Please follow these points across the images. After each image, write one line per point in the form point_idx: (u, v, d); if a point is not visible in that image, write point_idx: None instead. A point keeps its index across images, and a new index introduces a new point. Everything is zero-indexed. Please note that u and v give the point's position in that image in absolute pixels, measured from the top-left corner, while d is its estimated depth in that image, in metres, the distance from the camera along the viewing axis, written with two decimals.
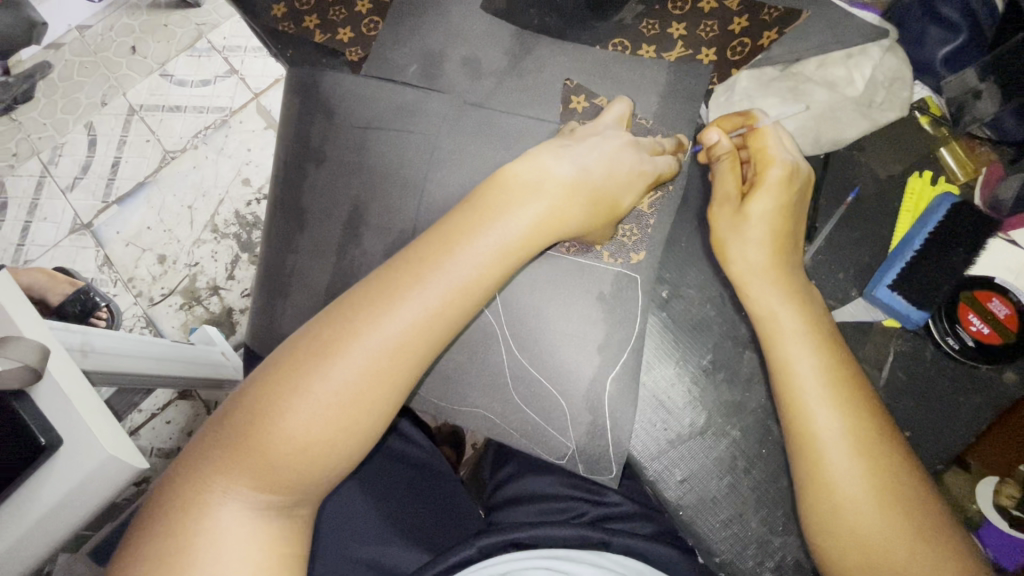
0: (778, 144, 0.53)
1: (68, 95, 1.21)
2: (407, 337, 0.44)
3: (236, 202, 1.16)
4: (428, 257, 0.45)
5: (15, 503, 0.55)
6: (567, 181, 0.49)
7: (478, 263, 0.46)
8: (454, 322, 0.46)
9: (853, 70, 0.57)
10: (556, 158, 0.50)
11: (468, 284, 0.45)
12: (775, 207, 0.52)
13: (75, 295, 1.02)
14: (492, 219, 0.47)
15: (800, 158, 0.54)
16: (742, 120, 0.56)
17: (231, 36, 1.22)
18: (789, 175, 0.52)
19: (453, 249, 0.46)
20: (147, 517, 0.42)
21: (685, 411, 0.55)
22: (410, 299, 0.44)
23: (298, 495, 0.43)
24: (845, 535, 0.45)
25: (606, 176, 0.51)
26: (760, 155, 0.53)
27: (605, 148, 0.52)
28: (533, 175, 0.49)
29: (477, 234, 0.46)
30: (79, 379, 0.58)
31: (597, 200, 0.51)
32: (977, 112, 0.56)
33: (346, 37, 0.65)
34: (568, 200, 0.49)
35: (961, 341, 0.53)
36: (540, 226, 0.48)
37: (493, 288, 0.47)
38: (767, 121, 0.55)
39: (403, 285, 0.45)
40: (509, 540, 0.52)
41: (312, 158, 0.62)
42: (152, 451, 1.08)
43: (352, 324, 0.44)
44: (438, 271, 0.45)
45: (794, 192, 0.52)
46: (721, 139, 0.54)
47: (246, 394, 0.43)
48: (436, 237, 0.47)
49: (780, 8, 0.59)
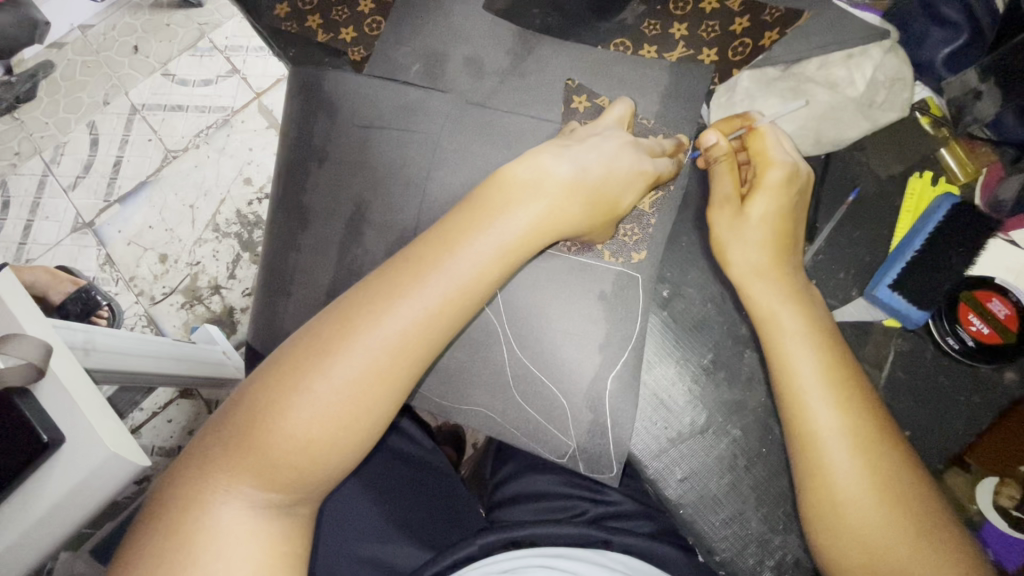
0: (776, 143, 0.54)
1: (71, 95, 1.21)
2: (407, 336, 0.44)
3: (238, 201, 1.17)
4: (429, 257, 0.46)
5: (20, 499, 0.56)
6: (567, 182, 0.49)
7: (479, 263, 0.46)
8: (454, 321, 0.46)
9: (854, 71, 0.56)
10: (555, 157, 0.50)
11: (468, 283, 0.45)
12: (776, 209, 0.53)
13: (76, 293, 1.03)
14: (491, 218, 0.47)
15: (799, 158, 0.54)
16: (741, 120, 0.56)
17: (234, 36, 1.22)
18: (788, 177, 0.52)
19: (453, 249, 0.46)
20: (148, 515, 0.42)
21: (685, 410, 0.55)
22: (411, 299, 0.44)
23: (299, 494, 0.43)
24: (845, 535, 0.45)
25: (604, 176, 0.51)
26: (760, 156, 0.54)
27: (603, 148, 0.52)
28: (532, 175, 0.49)
29: (477, 234, 0.46)
30: (81, 377, 0.59)
31: (595, 201, 0.51)
32: (977, 113, 0.56)
33: (350, 37, 0.65)
34: (567, 201, 0.49)
35: (961, 341, 0.53)
36: (540, 226, 0.48)
37: (493, 287, 0.47)
38: (763, 121, 0.56)
39: (403, 285, 0.45)
40: (510, 539, 0.52)
41: (315, 158, 0.62)
42: (152, 450, 1.08)
43: (352, 323, 0.44)
44: (439, 271, 0.45)
45: (795, 193, 0.53)
46: (718, 141, 0.54)
47: (248, 393, 0.44)
48: (437, 236, 0.47)
49: (781, 8, 0.60)
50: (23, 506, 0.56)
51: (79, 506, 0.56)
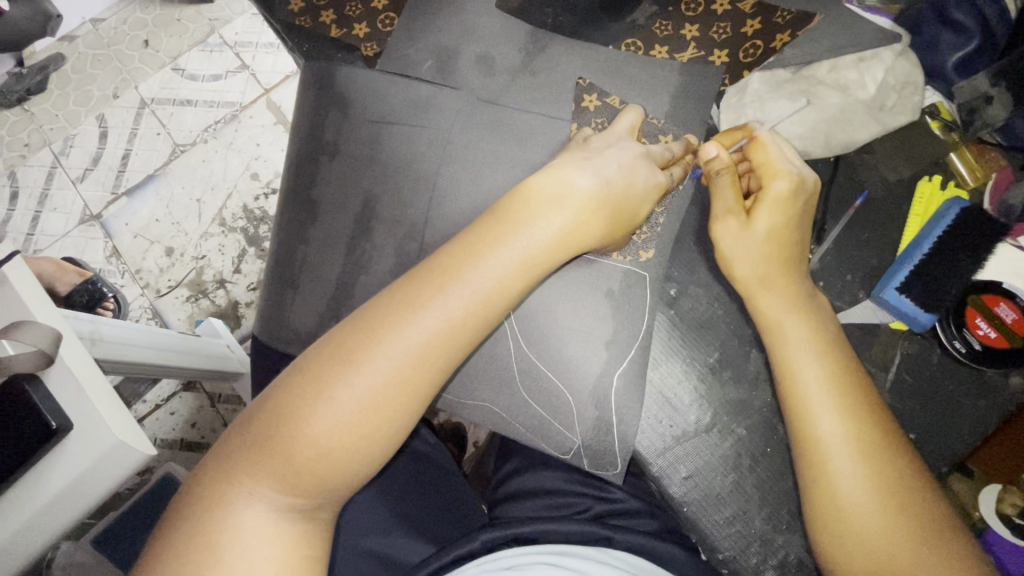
0: (780, 153, 0.53)
1: (80, 87, 1.22)
2: (430, 346, 0.44)
3: (245, 196, 1.17)
4: (452, 267, 0.46)
5: (28, 485, 0.56)
6: (592, 194, 0.49)
7: (501, 274, 0.46)
8: (476, 331, 0.46)
9: (864, 74, 0.57)
10: (579, 170, 0.50)
11: (491, 294, 0.46)
12: (782, 220, 0.53)
13: (84, 284, 1.04)
14: (515, 230, 0.47)
15: (804, 166, 0.54)
16: (741, 133, 0.56)
17: (243, 32, 1.23)
18: (795, 188, 0.52)
19: (475, 259, 0.46)
20: (170, 518, 0.42)
21: (691, 408, 0.55)
22: (433, 308, 0.45)
23: (319, 498, 0.44)
24: (854, 545, 0.46)
25: (626, 187, 0.51)
26: (765, 168, 0.53)
27: (621, 159, 0.52)
28: (557, 187, 0.49)
29: (500, 245, 0.47)
30: (90, 366, 0.59)
31: (619, 213, 0.51)
32: (988, 117, 0.56)
33: (363, 33, 0.66)
34: (591, 213, 0.49)
35: (968, 345, 0.53)
36: (564, 239, 0.49)
37: (515, 299, 0.48)
38: (762, 130, 0.56)
39: (426, 294, 0.45)
40: (512, 535, 0.53)
41: (326, 152, 0.63)
42: (155, 442, 1.08)
43: (375, 332, 0.44)
44: (461, 281, 0.45)
45: (800, 204, 0.53)
46: (720, 153, 0.53)
47: (271, 398, 0.44)
48: (460, 246, 0.47)
49: (794, 11, 0.58)
50: (31, 491, 0.56)
51: (85, 493, 0.57)
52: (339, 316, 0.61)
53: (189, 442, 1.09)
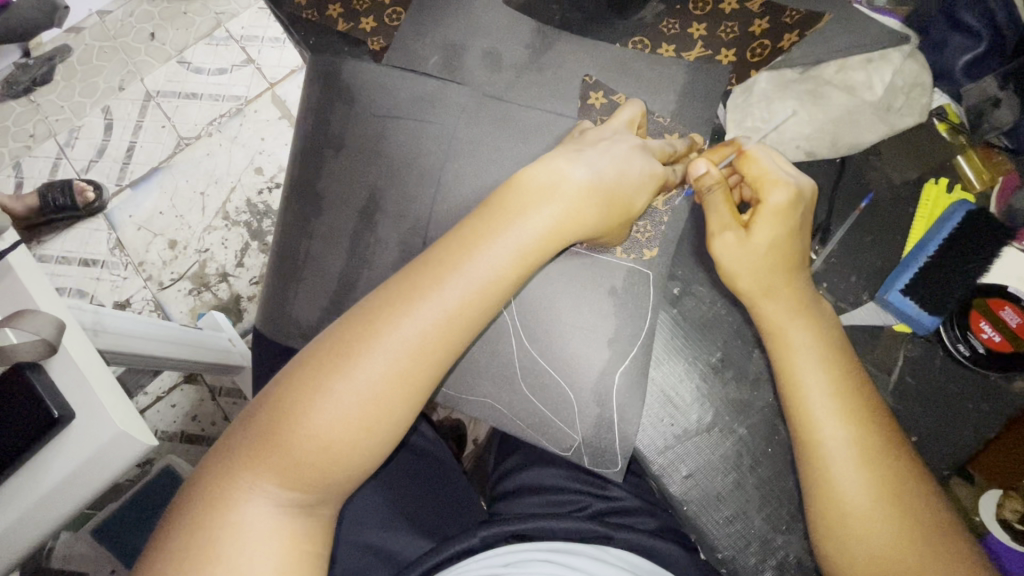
0: (773, 165, 0.52)
1: (86, 79, 1.22)
2: (428, 338, 0.44)
3: (248, 190, 1.17)
4: (449, 260, 0.46)
5: (30, 475, 0.57)
6: (584, 185, 0.49)
7: (497, 264, 0.46)
8: (473, 323, 0.46)
9: (873, 75, 0.56)
10: (571, 162, 0.50)
11: (487, 285, 0.46)
12: (783, 232, 0.51)
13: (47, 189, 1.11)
14: (511, 221, 0.47)
15: (799, 175, 0.52)
16: (731, 148, 0.55)
17: (249, 26, 1.23)
18: (794, 198, 0.51)
19: (471, 251, 0.46)
20: (173, 513, 0.42)
21: (692, 407, 0.55)
22: (430, 300, 0.45)
23: (321, 493, 0.44)
24: (856, 549, 0.45)
25: (619, 178, 0.50)
26: (760, 180, 0.52)
27: (616, 152, 0.51)
28: (549, 176, 0.49)
29: (497, 237, 0.46)
30: (91, 355, 0.59)
31: (612, 203, 0.50)
32: (995, 121, 0.56)
33: (369, 27, 0.66)
34: (583, 203, 0.49)
35: (972, 348, 0.53)
36: (558, 229, 0.48)
37: (511, 290, 0.47)
38: (752, 145, 0.55)
39: (423, 287, 0.45)
40: (511, 531, 0.52)
41: (331, 145, 0.63)
42: (156, 433, 1.09)
43: (371, 325, 0.44)
44: (457, 273, 0.45)
45: (800, 214, 0.51)
46: (709, 170, 0.52)
47: (271, 393, 0.44)
48: (457, 239, 0.47)
49: (801, 11, 0.59)
50: (33, 482, 0.57)
51: (85, 484, 0.57)
52: (342, 310, 0.61)
53: (189, 435, 1.09)
